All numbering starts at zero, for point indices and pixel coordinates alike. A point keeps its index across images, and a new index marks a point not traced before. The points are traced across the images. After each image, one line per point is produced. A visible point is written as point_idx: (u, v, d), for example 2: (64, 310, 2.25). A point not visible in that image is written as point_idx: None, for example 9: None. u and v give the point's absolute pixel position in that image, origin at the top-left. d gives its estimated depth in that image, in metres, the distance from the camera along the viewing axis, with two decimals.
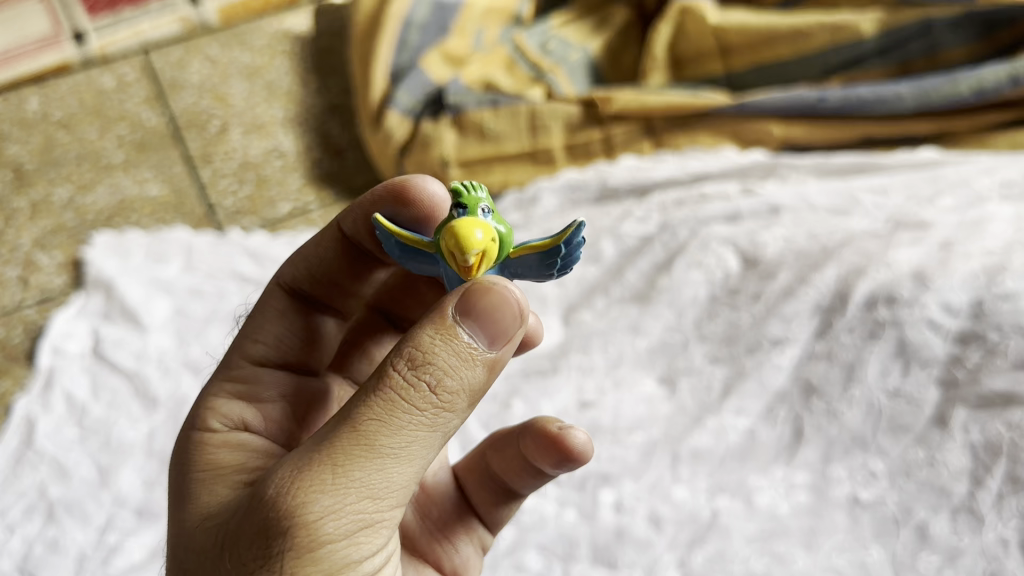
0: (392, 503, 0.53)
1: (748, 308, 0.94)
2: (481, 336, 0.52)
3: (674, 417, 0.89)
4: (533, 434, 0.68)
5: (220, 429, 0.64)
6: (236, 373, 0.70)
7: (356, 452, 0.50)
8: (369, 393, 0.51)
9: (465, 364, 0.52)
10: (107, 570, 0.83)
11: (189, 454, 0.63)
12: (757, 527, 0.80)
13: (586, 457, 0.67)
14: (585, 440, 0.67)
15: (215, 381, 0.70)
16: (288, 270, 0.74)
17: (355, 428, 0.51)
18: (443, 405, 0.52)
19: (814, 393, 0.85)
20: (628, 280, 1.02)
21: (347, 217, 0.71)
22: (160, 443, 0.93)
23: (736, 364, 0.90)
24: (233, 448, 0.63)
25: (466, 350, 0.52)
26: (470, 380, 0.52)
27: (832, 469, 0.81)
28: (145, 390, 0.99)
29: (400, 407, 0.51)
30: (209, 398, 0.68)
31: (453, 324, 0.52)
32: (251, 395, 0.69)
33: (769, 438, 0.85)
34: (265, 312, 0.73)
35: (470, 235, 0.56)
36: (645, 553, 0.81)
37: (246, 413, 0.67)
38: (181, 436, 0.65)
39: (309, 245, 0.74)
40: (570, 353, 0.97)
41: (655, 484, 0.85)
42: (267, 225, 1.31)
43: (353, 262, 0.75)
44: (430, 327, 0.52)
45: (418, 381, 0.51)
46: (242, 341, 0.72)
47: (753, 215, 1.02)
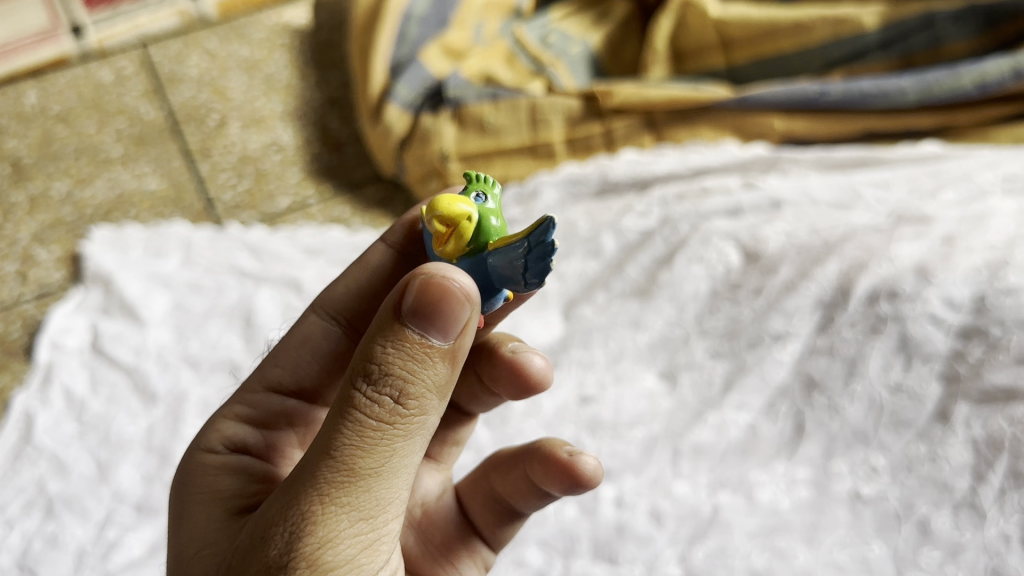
0: (388, 516, 0.53)
1: (749, 303, 0.93)
2: (434, 333, 0.50)
3: (674, 412, 0.89)
4: (541, 458, 0.68)
5: (220, 452, 0.64)
6: (250, 396, 0.69)
7: (338, 480, 0.50)
8: (336, 418, 0.51)
9: (424, 365, 0.50)
10: (106, 566, 0.83)
11: (189, 479, 0.63)
12: (758, 522, 0.79)
13: (595, 482, 0.66)
14: (595, 465, 0.66)
15: (227, 402, 0.69)
16: (329, 291, 0.72)
17: (330, 456, 0.50)
18: (412, 411, 0.51)
19: (815, 388, 0.85)
20: (628, 275, 1.01)
21: (395, 230, 0.72)
22: (159, 438, 0.93)
23: (738, 359, 0.90)
24: (229, 471, 0.63)
25: (420, 349, 0.50)
26: (434, 377, 0.51)
27: (833, 465, 0.81)
28: (145, 385, 0.98)
29: (369, 426, 0.50)
30: (218, 419, 0.67)
31: (401, 328, 0.50)
32: (259, 420, 0.68)
33: (770, 434, 0.84)
34: (296, 334, 0.71)
35: (442, 198, 0.57)
36: (646, 548, 0.80)
37: (250, 437, 0.66)
38: (184, 460, 0.65)
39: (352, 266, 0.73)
40: (571, 348, 0.96)
41: (656, 479, 0.84)
42: (266, 219, 1.30)
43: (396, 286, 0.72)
44: (380, 338, 0.50)
45: (382, 396, 0.50)
46: (264, 363, 0.70)
47: (754, 209, 1.02)
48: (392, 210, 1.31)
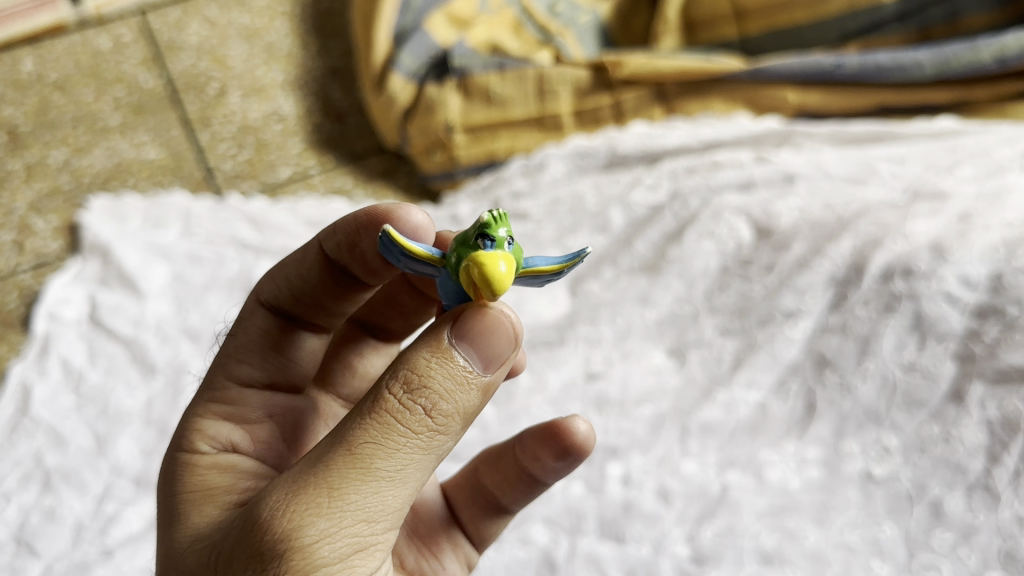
0: (387, 525, 0.50)
1: (761, 280, 0.92)
2: (475, 357, 0.50)
3: (683, 390, 0.87)
4: (525, 443, 0.67)
5: (207, 452, 0.61)
6: (221, 394, 0.66)
7: (351, 476, 0.48)
8: (363, 417, 0.49)
9: (461, 388, 0.50)
10: (104, 540, 0.81)
11: (174, 479, 0.59)
12: (768, 502, 0.78)
13: (587, 449, 0.65)
14: (588, 431, 0.65)
15: (198, 401, 0.65)
16: (268, 285, 0.69)
17: (350, 451, 0.48)
18: (437, 428, 0.49)
19: (827, 366, 0.83)
20: (637, 250, 0.99)
21: (329, 238, 0.67)
22: (158, 411, 0.92)
23: (748, 337, 0.88)
24: (225, 470, 0.60)
25: (461, 372, 0.50)
26: (464, 403, 0.50)
27: (844, 444, 0.79)
28: (143, 357, 0.97)
29: (396, 430, 0.48)
30: (195, 420, 0.64)
31: (448, 347, 0.50)
32: (239, 416, 0.65)
33: (780, 413, 0.83)
34: (248, 329, 0.69)
35: (504, 275, 0.51)
36: (653, 527, 0.78)
37: (236, 436, 0.64)
38: (167, 460, 0.61)
39: (292, 259, 0.70)
40: (578, 324, 0.95)
41: (663, 457, 0.82)
42: (267, 189, 1.29)
43: (335, 286, 0.70)
44: (425, 350, 0.50)
45: (414, 404, 0.49)
46: (225, 360, 0.67)
47: (767, 183, 1.00)
48: (395, 182, 1.31)
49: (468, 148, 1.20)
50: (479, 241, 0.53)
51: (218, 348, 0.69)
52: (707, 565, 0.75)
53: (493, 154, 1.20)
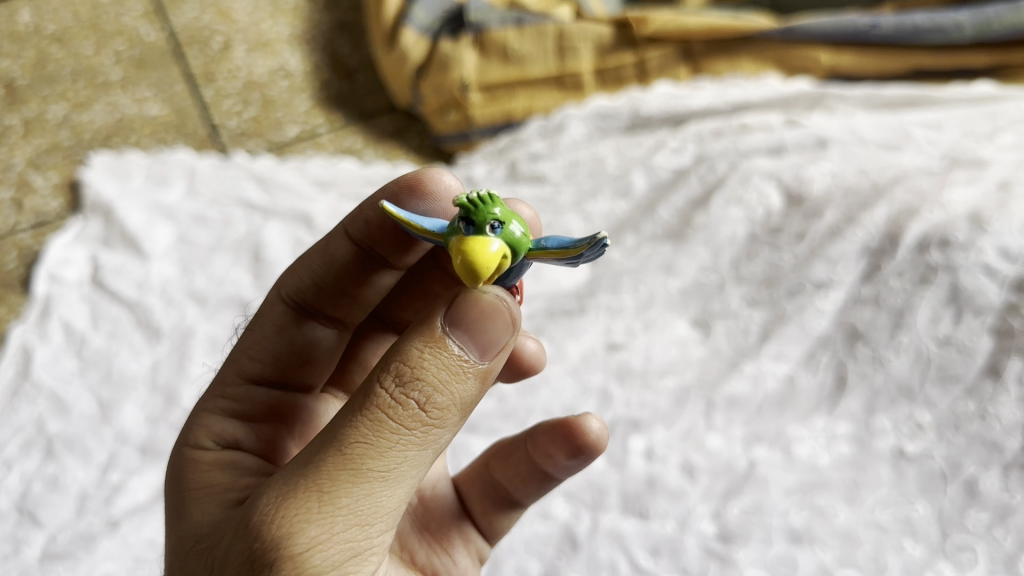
0: (383, 526, 0.47)
1: (790, 248, 0.88)
2: (471, 345, 0.46)
3: (708, 361, 0.84)
4: (538, 440, 0.63)
5: (211, 448, 0.58)
6: (231, 390, 0.63)
7: (342, 478, 0.44)
8: (355, 412, 0.45)
9: (456, 378, 0.46)
10: (110, 510, 0.79)
11: (178, 476, 0.56)
12: (796, 479, 0.76)
13: (599, 448, 0.62)
14: (602, 429, 0.62)
15: (207, 397, 0.62)
16: (290, 278, 0.66)
17: (341, 451, 0.45)
18: (432, 423, 0.46)
19: (859, 339, 0.80)
20: (660, 216, 0.96)
21: (355, 221, 0.65)
22: (163, 377, 0.89)
23: (776, 308, 0.85)
24: (225, 466, 0.56)
25: (455, 361, 0.46)
26: (460, 394, 0.46)
27: (875, 420, 0.77)
28: (148, 321, 0.94)
29: (388, 428, 0.45)
30: (202, 416, 0.61)
31: (442, 336, 0.46)
32: (247, 414, 0.62)
33: (809, 386, 0.80)
34: (265, 324, 0.66)
35: (484, 264, 0.48)
36: (678, 503, 0.75)
37: (240, 433, 0.60)
38: (172, 457, 0.59)
39: (315, 251, 0.67)
40: (599, 293, 0.91)
41: (688, 431, 0.80)
42: (274, 148, 1.25)
43: (359, 274, 0.67)
44: (418, 339, 0.46)
45: (406, 399, 0.45)
46: (237, 354, 0.64)
47: (799, 148, 0.96)
48: (406, 143, 1.28)
49: (484, 107, 1.16)
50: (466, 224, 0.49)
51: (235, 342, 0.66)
52: (733, 544, 0.73)
53: (510, 114, 1.17)
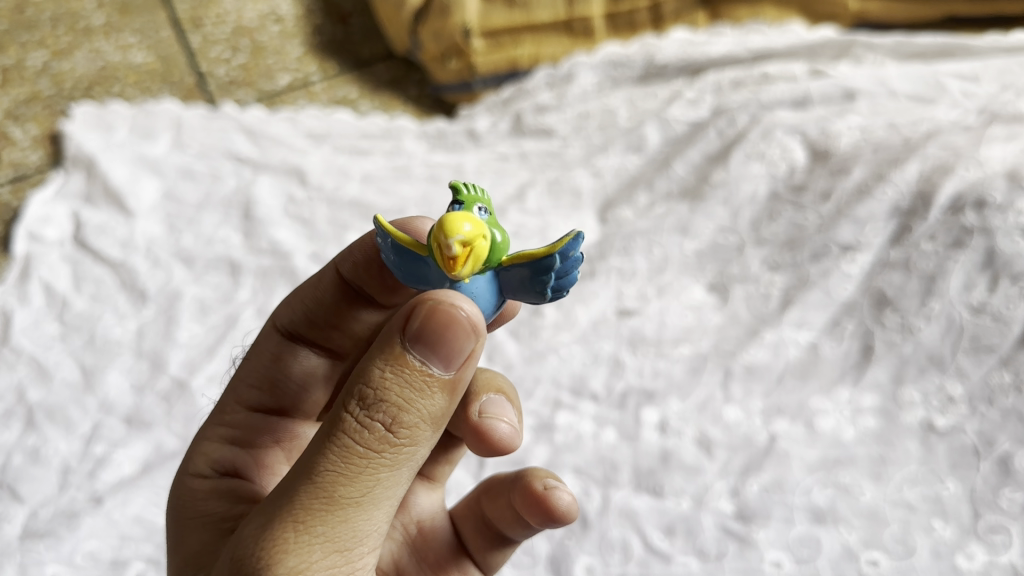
0: (366, 549, 0.43)
1: (814, 208, 0.84)
2: (434, 359, 0.41)
3: (725, 327, 0.80)
4: (525, 489, 0.56)
5: (207, 474, 0.55)
6: (230, 418, 0.61)
7: (315, 508, 0.40)
8: (323, 438, 0.41)
9: (421, 394, 0.41)
10: (94, 485, 0.74)
11: (176, 506, 0.54)
12: (820, 454, 0.71)
13: (572, 517, 0.55)
14: (571, 499, 0.55)
15: (206, 425, 0.60)
16: (284, 310, 0.63)
17: (312, 480, 0.41)
18: (402, 442, 0.41)
19: (887, 306, 0.76)
20: (675, 172, 0.92)
21: (345, 259, 0.61)
22: (149, 342, 0.84)
23: (799, 272, 0.81)
24: (217, 493, 0.53)
25: (419, 377, 0.41)
26: (428, 410, 0.41)
27: (903, 392, 0.73)
28: (133, 282, 0.89)
29: (356, 452, 0.40)
30: (199, 443, 0.58)
31: (402, 352, 0.41)
32: (244, 441, 0.59)
33: (834, 355, 0.76)
34: (263, 352, 0.63)
35: (457, 220, 0.43)
36: (694, 480, 0.71)
37: (238, 459, 0.57)
38: (172, 486, 0.56)
39: (308, 285, 0.63)
40: (609, 255, 0.87)
41: (704, 403, 0.76)
42: (264, 98, 1.19)
43: (349, 311, 0.63)
44: (379, 358, 0.41)
45: (372, 422, 0.40)
46: (235, 385, 0.62)
47: (824, 100, 0.92)
48: (404, 92, 1.22)
49: (487, 55, 1.10)
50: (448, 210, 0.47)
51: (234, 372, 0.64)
52: (754, 523, 0.68)
53: (515, 62, 1.11)
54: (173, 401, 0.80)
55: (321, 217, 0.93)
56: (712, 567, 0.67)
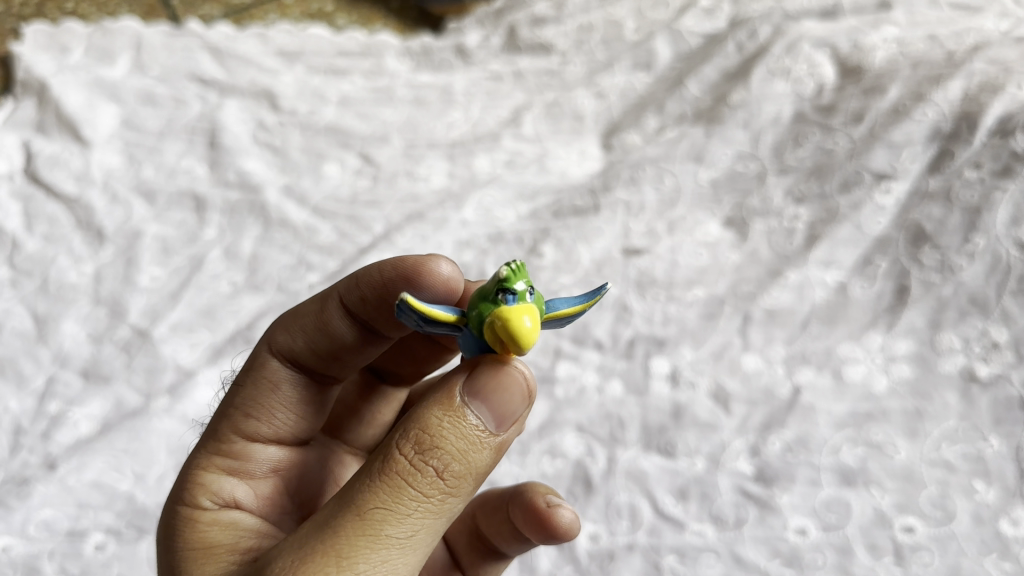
0: None
1: (845, 131, 0.75)
2: (491, 414, 0.39)
3: (744, 267, 0.73)
4: (525, 506, 0.51)
5: (209, 507, 0.47)
6: (226, 447, 0.51)
7: (360, 544, 0.36)
8: (368, 478, 0.38)
9: (474, 448, 0.38)
10: (48, 448, 0.67)
11: (171, 541, 0.45)
12: (849, 409, 0.64)
13: (572, 533, 0.51)
14: (574, 516, 0.51)
15: (199, 454, 0.50)
16: (282, 337, 0.53)
17: (358, 516, 0.37)
18: (450, 491, 0.38)
19: (926, 241, 0.68)
20: (688, 92, 0.84)
21: (352, 291, 0.52)
22: (107, 287, 0.76)
23: (827, 204, 0.73)
24: (228, 527, 0.46)
25: (473, 432, 0.38)
26: (477, 464, 0.39)
27: (942, 338, 0.65)
28: (89, 220, 0.80)
29: (407, 494, 0.37)
30: (194, 475, 0.49)
31: (461, 405, 0.39)
32: (245, 472, 0.51)
33: (864, 297, 0.68)
34: (257, 378, 0.53)
35: (528, 335, 0.39)
36: (709, 439, 0.65)
37: (239, 492, 0.49)
38: (163, 514, 0.47)
39: (308, 309, 0.54)
40: (614, 187, 0.79)
41: (720, 351, 0.69)
42: (231, 14, 1.09)
43: (357, 343, 0.54)
44: (435, 405, 0.39)
45: (426, 465, 0.37)
46: (230, 410, 0.52)
47: (856, 11, 0.83)
48: (385, 5, 1.13)
49: None
50: (498, 296, 0.40)
51: (224, 395, 0.53)
52: (776, 487, 0.62)
53: None
54: (134, 353, 0.72)
55: (295, 145, 0.85)
56: (731, 536, 0.60)
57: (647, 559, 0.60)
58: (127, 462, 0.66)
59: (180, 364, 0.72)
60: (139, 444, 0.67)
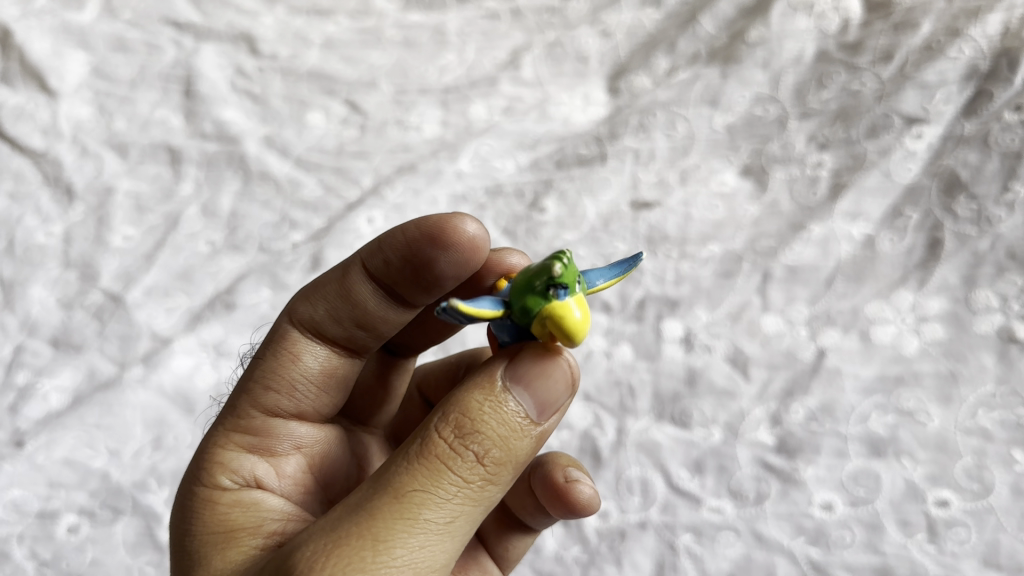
0: None
1: (873, 71, 0.70)
2: (534, 401, 0.37)
3: (764, 220, 0.68)
4: (545, 480, 0.48)
5: (230, 487, 0.42)
6: (245, 423, 0.46)
7: (397, 527, 0.34)
8: (405, 461, 0.36)
9: (515, 436, 0.37)
10: (15, 423, 0.62)
11: (188, 525, 0.41)
12: (878, 373, 0.59)
13: (592, 510, 0.48)
14: (593, 492, 0.48)
15: (216, 431, 0.45)
16: (303, 306, 0.49)
17: (395, 499, 0.35)
18: (490, 478, 0.36)
19: (961, 191, 0.63)
20: (701, 31, 0.77)
21: (374, 254, 0.48)
22: (77, 249, 0.71)
23: (853, 150, 0.68)
24: (252, 509, 0.41)
25: (514, 419, 0.37)
26: (518, 452, 0.37)
27: (978, 295, 0.60)
28: (57, 176, 0.74)
29: (446, 479, 0.35)
30: (211, 453, 0.44)
31: (503, 391, 0.37)
32: (265, 449, 0.46)
33: (894, 251, 0.63)
34: (277, 350, 0.48)
35: (582, 330, 0.37)
36: (727, 407, 0.60)
37: (261, 470, 0.45)
38: (180, 496, 0.43)
39: (329, 278, 0.50)
40: (622, 135, 0.73)
41: (738, 312, 0.64)
42: None
43: (387, 313, 0.49)
44: (476, 390, 0.37)
45: (466, 450, 0.36)
46: (249, 384, 0.47)
47: None
48: None
49: None
50: (548, 291, 0.38)
51: (242, 370, 0.49)
52: (799, 459, 0.57)
53: None
54: (106, 319, 0.67)
55: (275, 92, 0.79)
56: (751, 513, 0.56)
57: (660, 538, 0.55)
58: (100, 438, 0.61)
59: (156, 331, 0.67)
60: (113, 419, 0.62)
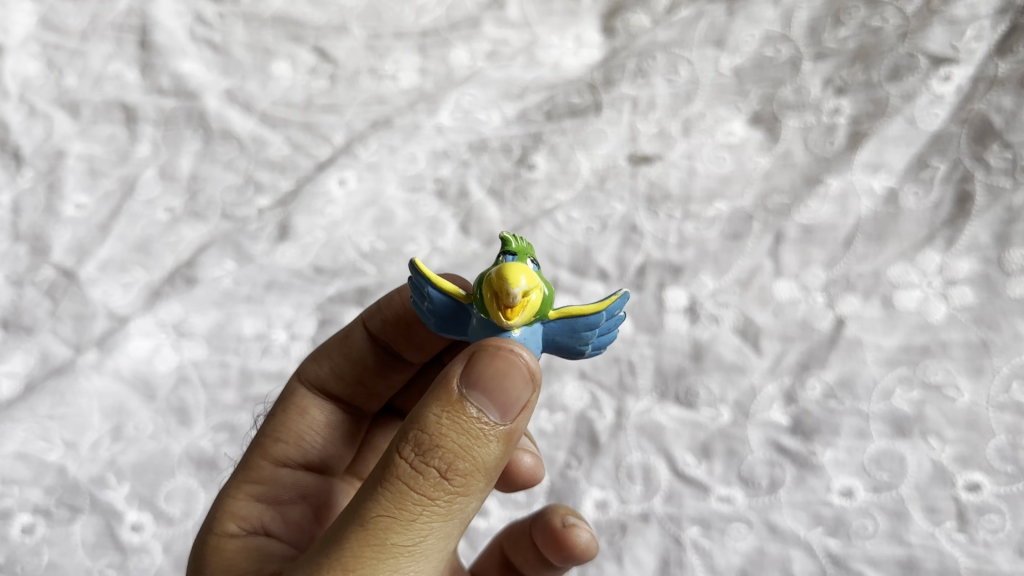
0: None
1: (896, 4, 0.62)
2: (494, 403, 0.31)
3: (776, 172, 0.62)
4: (543, 527, 0.45)
5: (236, 532, 0.41)
6: (255, 474, 0.45)
7: (365, 557, 0.30)
8: (369, 487, 0.31)
9: (477, 443, 0.31)
10: None
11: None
12: (902, 343, 0.54)
13: (591, 554, 0.46)
14: (592, 536, 0.46)
15: (228, 484, 0.44)
16: (310, 365, 0.49)
17: (361, 527, 0.30)
18: (458, 490, 0.31)
19: (993, 138, 0.57)
20: None
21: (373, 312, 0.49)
22: (27, 220, 0.65)
23: (873, 94, 0.61)
24: (255, 555, 0.39)
25: (475, 426, 0.31)
26: (485, 458, 0.31)
27: (1012, 254, 0.54)
28: (3, 139, 0.68)
29: (411, 500, 0.30)
30: (222, 505, 0.43)
31: (460, 399, 0.31)
32: (274, 497, 0.44)
33: (919, 207, 0.57)
34: (285, 406, 0.48)
35: (515, 270, 0.33)
36: (736, 384, 0.55)
37: (271, 521, 0.42)
38: (193, 550, 0.41)
39: (333, 339, 0.50)
40: (618, 83, 0.67)
41: (747, 277, 0.58)
42: None
43: (391, 366, 0.50)
44: (432, 402, 0.31)
45: (428, 466, 0.30)
46: (261, 438, 0.47)
47: None
48: None
49: None
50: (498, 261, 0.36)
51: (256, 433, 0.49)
52: (816, 440, 0.52)
53: None
54: (59, 297, 0.61)
55: (237, 39, 0.71)
56: (764, 502, 0.51)
57: (665, 532, 0.50)
58: (54, 429, 0.56)
59: (113, 310, 0.61)
60: (66, 409, 0.57)
